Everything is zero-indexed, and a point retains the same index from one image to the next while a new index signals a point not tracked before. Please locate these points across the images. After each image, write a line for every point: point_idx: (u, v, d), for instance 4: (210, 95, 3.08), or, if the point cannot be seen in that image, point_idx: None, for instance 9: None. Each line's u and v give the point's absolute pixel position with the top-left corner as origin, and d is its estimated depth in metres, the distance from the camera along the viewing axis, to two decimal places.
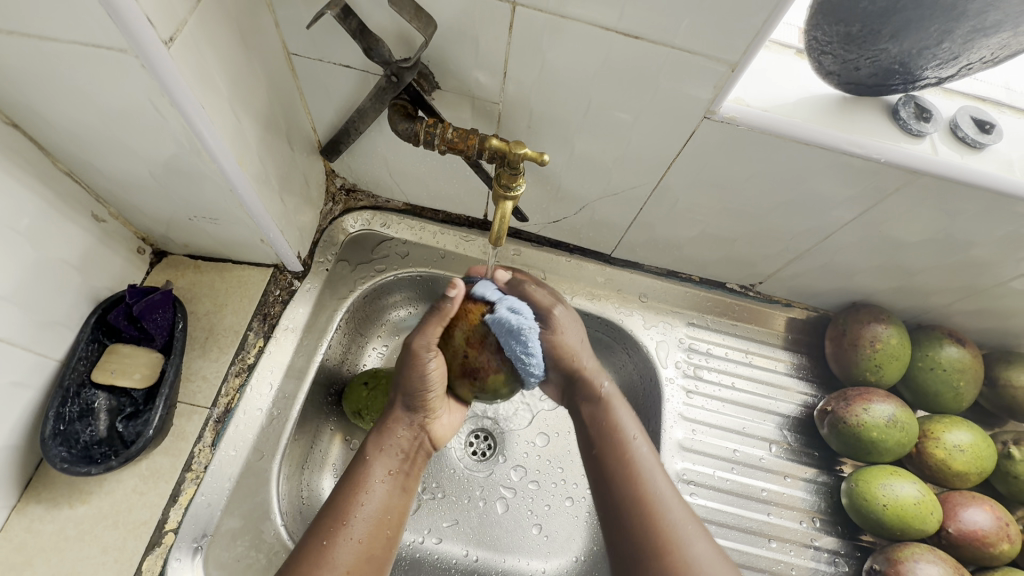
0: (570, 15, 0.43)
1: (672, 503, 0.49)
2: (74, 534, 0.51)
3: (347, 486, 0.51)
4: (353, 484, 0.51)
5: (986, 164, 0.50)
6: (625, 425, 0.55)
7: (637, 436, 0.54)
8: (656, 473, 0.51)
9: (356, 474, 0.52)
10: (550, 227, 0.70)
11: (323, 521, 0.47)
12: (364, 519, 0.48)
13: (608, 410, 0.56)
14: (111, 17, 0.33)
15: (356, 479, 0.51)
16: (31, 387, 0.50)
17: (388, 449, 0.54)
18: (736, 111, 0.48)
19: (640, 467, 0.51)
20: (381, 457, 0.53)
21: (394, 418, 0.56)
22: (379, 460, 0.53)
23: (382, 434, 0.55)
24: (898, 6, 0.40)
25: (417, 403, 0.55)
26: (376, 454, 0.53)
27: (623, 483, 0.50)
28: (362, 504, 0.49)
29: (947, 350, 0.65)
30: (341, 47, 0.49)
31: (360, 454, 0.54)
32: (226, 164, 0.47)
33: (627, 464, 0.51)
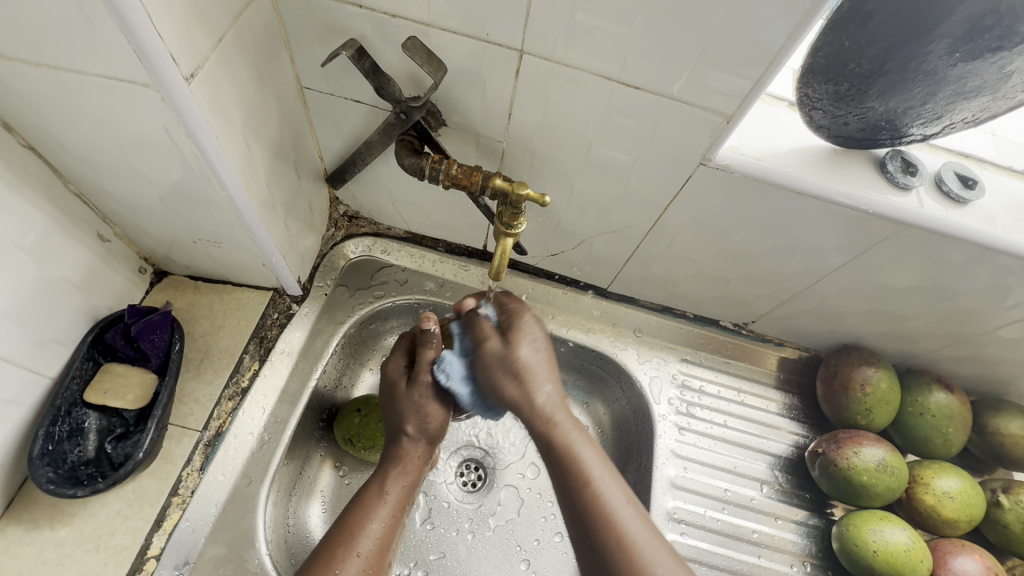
0: (574, 64, 0.45)
1: (622, 507, 0.45)
2: (53, 558, 0.50)
3: (358, 504, 0.51)
4: (366, 507, 0.50)
5: (969, 218, 0.52)
6: (579, 447, 0.48)
7: (587, 450, 0.48)
8: (608, 481, 0.46)
9: (369, 495, 0.51)
10: (548, 261, 0.71)
11: (334, 544, 0.47)
12: (374, 542, 0.48)
13: (570, 435, 0.49)
14: (136, 54, 0.35)
15: (367, 499, 0.51)
16: (23, 405, 0.50)
17: (401, 475, 0.53)
18: (731, 159, 0.50)
19: (589, 471, 0.46)
20: (397, 484, 0.53)
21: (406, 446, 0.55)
22: (392, 486, 0.52)
23: (399, 463, 0.54)
24: (883, 70, 0.43)
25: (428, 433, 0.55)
26: (392, 481, 0.53)
27: (579, 486, 0.46)
28: (372, 528, 0.49)
29: (935, 396, 0.66)
30: (353, 84, 0.51)
31: (378, 479, 0.53)
32: (234, 191, 0.48)
33: (581, 469, 0.46)
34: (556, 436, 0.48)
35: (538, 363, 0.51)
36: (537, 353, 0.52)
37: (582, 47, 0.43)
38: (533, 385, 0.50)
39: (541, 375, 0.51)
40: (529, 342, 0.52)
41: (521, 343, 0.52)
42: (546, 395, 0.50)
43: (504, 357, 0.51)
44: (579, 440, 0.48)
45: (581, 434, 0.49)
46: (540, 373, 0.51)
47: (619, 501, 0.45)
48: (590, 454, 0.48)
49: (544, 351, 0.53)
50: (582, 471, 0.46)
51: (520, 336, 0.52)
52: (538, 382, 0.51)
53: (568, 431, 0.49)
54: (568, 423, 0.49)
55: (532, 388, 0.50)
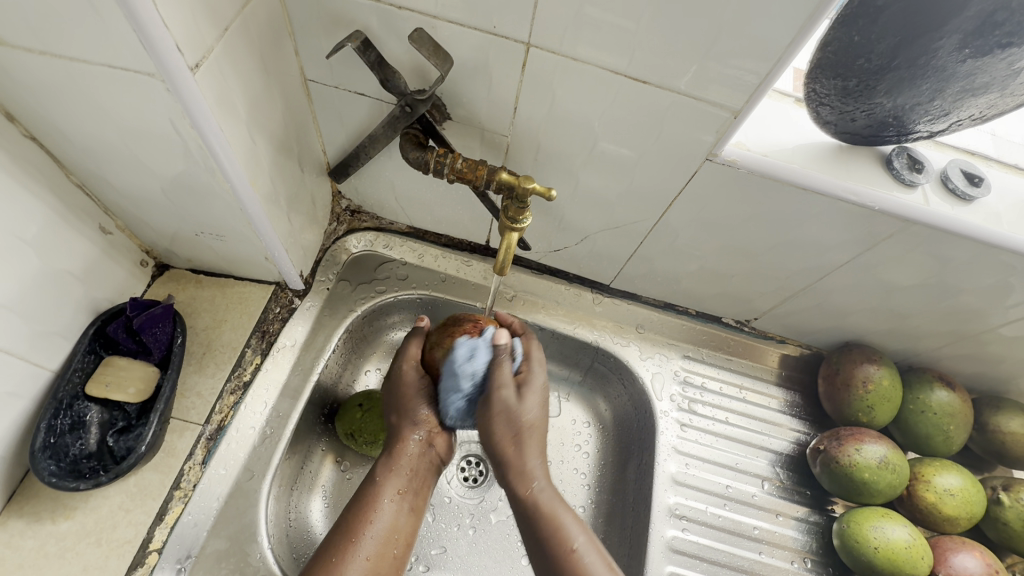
0: (581, 57, 0.44)
1: (602, 571, 0.46)
2: (55, 551, 0.50)
3: (358, 502, 0.51)
4: (369, 505, 0.51)
5: (975, 216, 0.52)
6: (562, 516, 0.49)
7: (574, 528, 0.49)
8: (590, 550, 0.47)
9: (371, 492, 0.52)
10: (551, 256, 0.71)
11: (336, 539, 0.48)
12: (373, 540, 0.49)
13: (554, 507, 0.50)
14: (142, 43, 0.35)
15: (368, 496, 0.51)
16: (24, 397, 0.50)
17: (398, 470, 0.54)
18: (737, 155, 0.50)
19: (570, 537, 0.48)
20: (392, 477, 0.53)
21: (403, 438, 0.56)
22: (388, 482, 0.53)
23: (394, 454, 0.55)
24: (891, 66, 0.43)
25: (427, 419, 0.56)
26: (387, 475, 0.53)
27: (554, 545, 0.48)
28: (372, 522, 0.50)
29: (938, 394, 0.67)
30: (358, 77, 0.51)
31: (373, 475, 0.53)
32: (238, 183, 0.47)
33: (567, 541, 0.47)
34: (544, 507, 0.50)
35: (537, 418, 0.53)
36: (536, 411, 0.53)
37: (589, 40, 0.43)
38: (526, 457, 0.52)
39: (533, 444, 0.53)
40: (530, 400, 0.53)
41: (519, 408, 0.53)
42: (539, 485, 0.51)
43: (512, 413, 0.52)
44: (561, 507, 0.50)
45: (568, 509, 0.50)
46: (534, 438, 0.53)
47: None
48: (579, 532, 0.48)
49: (544, 414, 0.54)
50: (568, 542, 0.47)
51: (523, 390, 0.53)
52: (528, 454, 0.52)
53: (553, 505, 0.50)
54: (550, 495, 0.51)
55: (526, 467, 0.51)
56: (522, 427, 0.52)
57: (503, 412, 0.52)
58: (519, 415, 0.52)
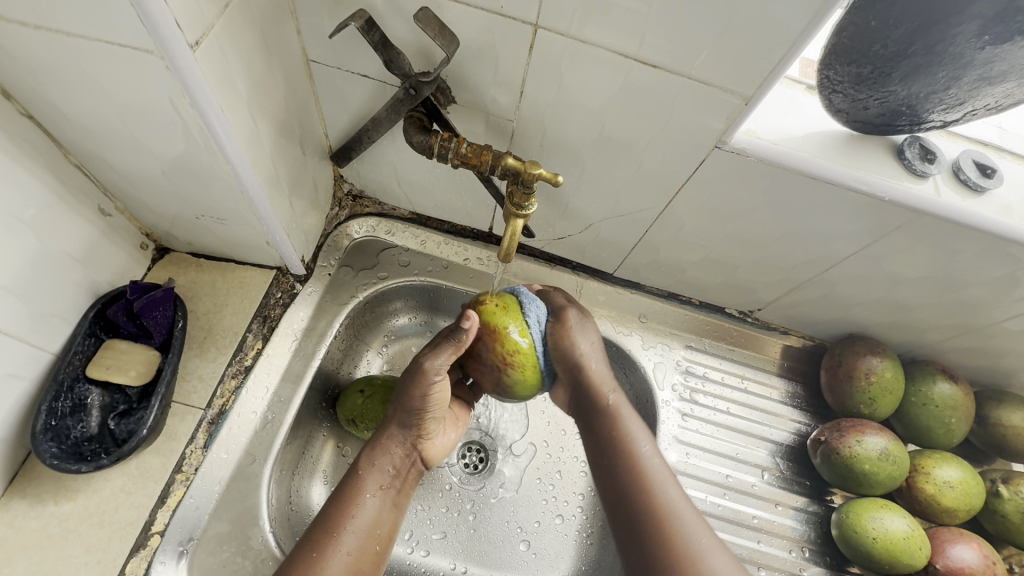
0: (590, 40, 0.43)
1: (680, 502, 0.49)
2: (57, 532, 0.50)
3: (337, 498, 0.49)
4: (347, 498, 0.49)
5: (985, 208, 0.51)
6: (634, 433, 0.53)
7: (646, 440, 0.53)
8: (668, 477, 0.51)
9: (351, 487, 0.50)
10: (554, 244, 0.70)
11: (318, 533, 0.46)
12: (356, 533, 0.47)
13: (623, 412, 0.54)
14: (140, 18, 0.34)
15: (346, 494, 0.49)
16: (25, 379, 0.50)
17: (381, 464, 0.52)
18: (747, 143, 0.49)
19: (644, 464, 0.51)
20: (375, 472, 0.51)
21: (387, 434, 0.54)
22: (370, 475, 0.51)
23: (377, 450, 0.53)
24: (908, 52, 0.42)
25: (416, 421, 0.53)
26: (368, 470, 0.51)
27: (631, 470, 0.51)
28: (353, 522, 0.48)
29: (940, 386, 0.66)
30: (361, 57, 0.50)
31: (354, 467, 0.52)
32: (239, 165, 0.47)
33: (642, 479, 0.50)
34: (617, 429, 0.53)
35: (599, 365, 0.55)
36: (595, 355, 0.55)
37: (598, 23, 0.42)
38: (605, 390, 0.55)
39: (602, 371, 0.55)
40: (585, 338, 0.55)
41: (568, 339, 0.54)
42: (645, 446, 0.52)
43: (567, 357, 0.54)
44: (632, 421, 0.54)
45: (645, 430, 0.54)
46: (607, 384, 0.55)
47: (670, 485, 0.50)
48: (643, 440, 0.53)
49: (603, 360, 0.56)
50: (643, 477, 0.50)
51: (580, 320, 0.55)
52: (604, 389, 0.55)
53: (630, 429, 0.53)
54: (621, 402, 0.55)
55: (601, 379, 0.55)
56: (574, 360, 0.54)
57: (562, 360, 0.54)
58: (571, 356, 0.54)
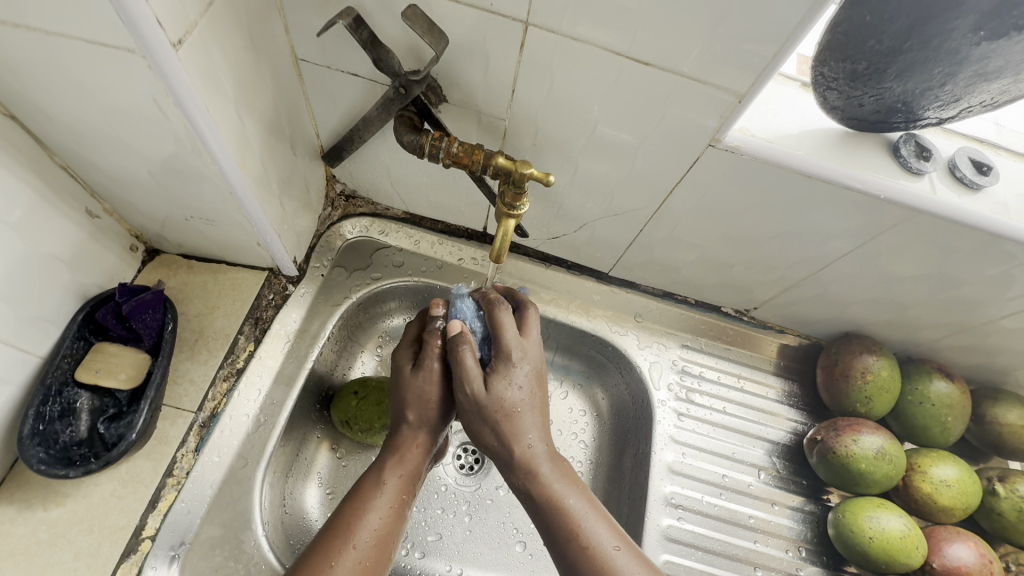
0: (581, 38, 0.43)
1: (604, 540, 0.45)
2: (47, 538, 0.50)
3: (354, 499, 0.48)
4: (364, 501, 0.48)
5: (981, 206, 0.50)
6: (564, 492, 0.47)
7: (580, 504, 0.46)
8: (596, 521, 0.46)
9: (368, 490, 0.48)
10: (549, 244, 0.70)
11: (330, 538, 0.45)
12: (370, 538, 0.46)
13: (542, 470, 0.47)
14: (120, 17, 0.33)
15: (362, 496, 0.48)
16: (13, 383, 0.49)
17: (398, 469, 0.50)
18: (741, 141, 0.49)
19: (575, 520, 0.45)
20: (395, 477, 0.50)
21: (404, 436, 0.51)
22: (389, 480, 0.49)
23: (397, 456, 0.50)
24: (903, 48, 0.41)
25: (439, 428, 0.52)
26: (389, 475, 0.49)
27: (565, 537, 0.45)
28: (369, 525, 0.46)
29: (936, 385, 0.66)
30: (351, 56, 0.49)
31: (375, 470, 0.50)
32: (227, 166, 0.46)
33: (559, 512, 0.46)
34: (544, 489, 0.47)
35: (525, 400, 0.48)
36: (524, 389, 0.48)
37: (588, 20, 0.41)
38: (517, 435, 0.47)
39: (525, 400, 0.48)
40: (516, 380, 0.48)
41: (506, 381, 0.48)
42: (536, 446, 0.48)
43: (484, 404, 0.47)
44: (562, 485, 0.47)
45: (566, 481, 0.47)
46: (523, 413, 0.48)
47: (618, 554, 0.44)
48: (548, 467, 0.48)
49: (535, 388, 0.49)
50: (571, 522, 0.45)
51: (503, 365, 0.48)
52: (523, 429, 0.48)
53: (553, 481, 0.47)
54: (544, 455, 0.48)
55: (519, 425, 0.47)
56: (504, 411, 0.47)
57: (488, 401, 0.47)
58: (497, 400, 0.47)
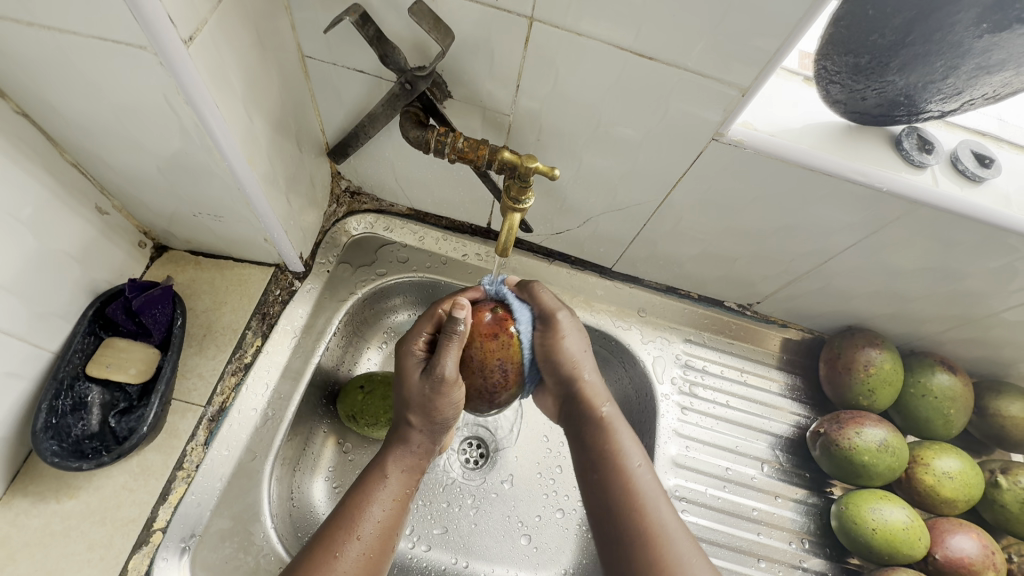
0: (585, 32, 0.43)
1: (670, 518, 0.48)
2: (60, 529, 0.50)
3: (357, 492, 0.49)
4: (368, 493, 0.49)
5: (983, 198, 0.51)
6: (619, 433, 0.53)
7: (633, 450, 0.52)
8: (646, 466, 0.51)
9: (372, 483, 0.50)
10: (553, 239, 0.70)
11: (334, 531, 0.46)
12: (374, 529, 0.47)
13: (615, 423, 0.53)
14: (133, 14, 0.34)
15: (366, 487, 0.49)
16: (26, 377, 0.50)
17: (402, 462, 0.52)
18: (744, 135, 0.49)
19: (643, 487, 0.49)
20: (398, 470, 0.51)
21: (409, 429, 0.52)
22: (392, 473, 0.51)
23: (402, 447, 0.52)
24: (906, 41, 0.41)
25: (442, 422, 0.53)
26: (394, 468, 0.51)
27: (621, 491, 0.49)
28: (372, 516, 0.48)
29: (939, 377, 0.66)
30: (357, 52, 0.49)
31: (378, 462, 0.52)
32: (236, 162, 0.47)
33: (623, 458, 0.51)
34: (604, 424, 0.53)
35: (579, 350, 0.55)
36: (573, 338, 0.55)
37: (593, 15, 0.42)
38: (596, 398, 0.55)
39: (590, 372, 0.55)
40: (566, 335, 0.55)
41: (558, 342, 0.54)
42: (607, 406, 0.54)
43: (550, 349, 0.54)
44: (619, 428, 0.53)
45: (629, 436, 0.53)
46: (585, 364, 0.55)
47: (660, 504, 0.49)
48: (637, 456, 0.52)
49: (584, 341, 0.56)
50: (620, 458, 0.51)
51: (571, 323, 0.55)
52: (598, 400, 0.55)
53: (626, 449, 0.52)
54: (614, 413, 0.54)
55: (589, 384, 0.55)
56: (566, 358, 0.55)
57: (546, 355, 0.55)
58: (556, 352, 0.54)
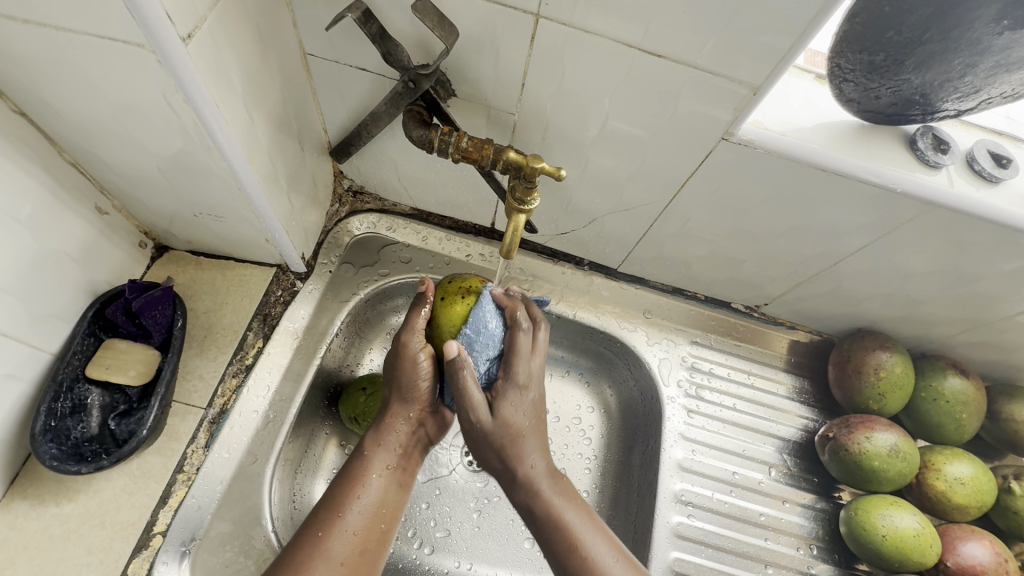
0: (592, 30, 0.42)
1: None
2: (59, 533, 0.50)
3: (343, 478, 0.49)
4: (352, 474, 0.49)
5: (1000, 199, 0.50)
6: (563, 509, 0.48)
7: (588, 532, 0.47)
8: (591, 531, 0.48)
9: (354, 467, 0.50)
10: (557, 239, 0.69)
11: (321, 514, 0.46)
12: (360, 513, 0.47)
13: (556, 501, 0.48)
14: (129, 10, 0.33)
15: (352, 472, 0.49)
16: (25, 379, 0.49)
17: (387, 443, 0.51)
18: (754, 134, 0.48)
19: (575, 532, 0.47)
20: (381, 450, 0.51)
21: (392, 413, 0.52)
22: (376, 454, 0.50)
23: (381, 428, 0.52)
24: (923, 39, 0.40)
25: (415, 396, 0.52)
26: (374, 448, 0.51)
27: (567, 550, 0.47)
28: (357, 499, 0.47)
29: (951, 381, 0.65)
30: (359, 50, 0.49)
31: (360, 448, 0.51)
32: (235, 161, 0.46)
33: (566, 532, 0.47)
34: (544, 504, 0.48)
35: (528, 425, 0.49)
36: (523, 405, 0.48)
37: (600, 11, 0.41)
38: (518, 459, 0.48)
39: (524, 421, 0.49)
40: (518, 403, 0.48)
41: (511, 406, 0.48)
42: (535, 462, 0.49)
43: (495, 431, 0.47)
44: (561, 500, 0.49)
45: (573, 506, 0.49)
46: (525, 425, 0.49)
47: (593, 537, 0.47)
48: (574, 511, 0.48)
49: (534, 397, 0.49)
50: (570, 536, 0.47)
51: (513, 390, 0.48)
52: (527, 451, 0.48)
53: (556, 500, 0.48)
54: (549, 483, 0.49)
55: (523, 449, 0.48)
56: (511, 432, 0.48)
57: (496, 426, 0.47)
58: (504, 425, 0.48)
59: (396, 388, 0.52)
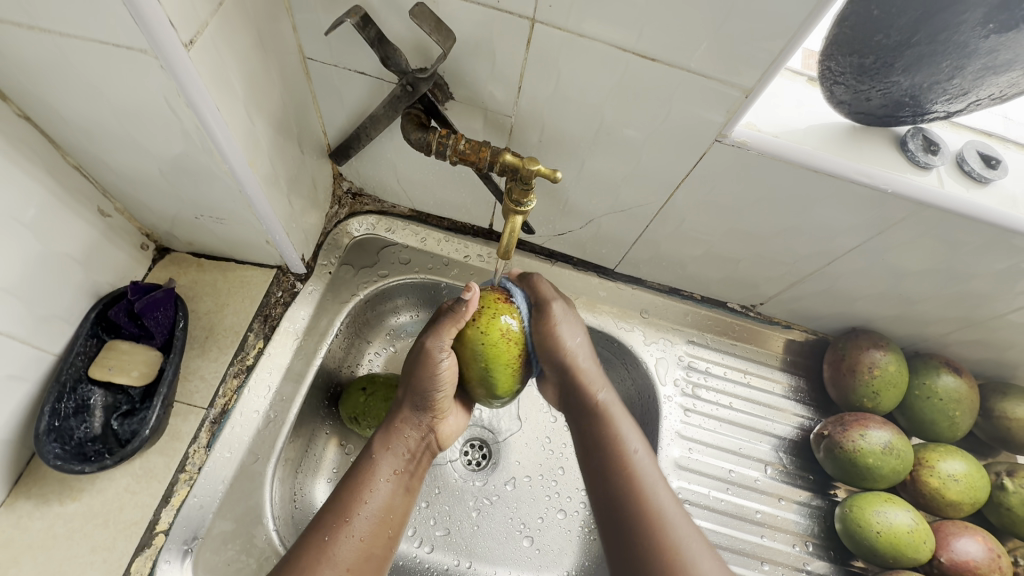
0: (587, 34, 0.43)
1: (669, 507, 0.49)
2: (63, 532, 0.50)
3: (351, 481, 0.50)
4: (360, 479, 0.50)
5: (989, 199, 0.50)
6: (618, 424, 0.54)
7: (633, 435, 0.54)
8: (646, 457, 0.52)
9: (362, 471, 0.51)
10: (555, 240, 0.70)
11: (328, 517, 0.47)
12: (367, 517, 0.48)
13: (614, 412, 0.55)
14: (133, 17, 0.34)
15: (360, 475, 0.50)
16: (28, 380, 0.50)
17: (395, 448, 0.53)
18: (748, 136, 0.49)
19: (629, 457, 0.52)
20: (389, 456, 0.52)
21: (403, 417, 0.55)
22: (384, 459, 0.52)
23: (389, 433, 0.54)
24: (911, 42, 0.41)
25: (426, 404, 0.54)
26: (382, 453, 0.52)
27: (618, 468, 0.51)
28: (364, 503, 0.49)
29: (944, 379, 0.66)
30: (358, 54, 0.49)
31: (367, 452, 0.53)
32: (237, 165, 0.46)
33: (622, 450, 0.52)
34: (602, 419, 0.54)
35: (586, 359, 0.56)
36: (580, 346, 0.55)
37: (595, 16, 0.41)
38: (596, 387, 0.56)
39: (585, 359, 0.56)
40: (573, 339, 0.55)
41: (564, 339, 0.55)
42: (605, 393, 0.56)
43: (554, 349, 0.54)
44: (620, 417, 0.55)
45: (632, 430, 0.54)
46: (586, 367, 0.56)
47: (659, 486, 0.50)
48: (636, 440, 0.53)
49: (582, 337, 0.56)
50: (621, 454, 0.52)
51: (568, 324, 0.56)
52: (594, 385, 0.55)
53: (615, 419, 0.54)
54: (613, 401, 0.56)
55: (588, 376, 0.56)
56: (568, 364, 0.55)
57: (550, 353, 0.55)
58: (558, 356, 0.55)
59: (410, 395, 0.54)
